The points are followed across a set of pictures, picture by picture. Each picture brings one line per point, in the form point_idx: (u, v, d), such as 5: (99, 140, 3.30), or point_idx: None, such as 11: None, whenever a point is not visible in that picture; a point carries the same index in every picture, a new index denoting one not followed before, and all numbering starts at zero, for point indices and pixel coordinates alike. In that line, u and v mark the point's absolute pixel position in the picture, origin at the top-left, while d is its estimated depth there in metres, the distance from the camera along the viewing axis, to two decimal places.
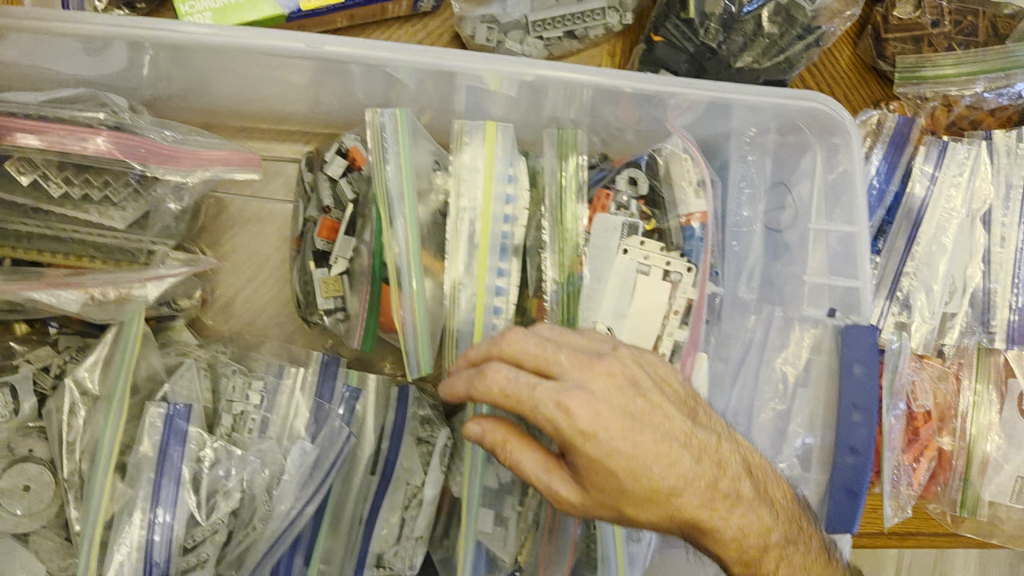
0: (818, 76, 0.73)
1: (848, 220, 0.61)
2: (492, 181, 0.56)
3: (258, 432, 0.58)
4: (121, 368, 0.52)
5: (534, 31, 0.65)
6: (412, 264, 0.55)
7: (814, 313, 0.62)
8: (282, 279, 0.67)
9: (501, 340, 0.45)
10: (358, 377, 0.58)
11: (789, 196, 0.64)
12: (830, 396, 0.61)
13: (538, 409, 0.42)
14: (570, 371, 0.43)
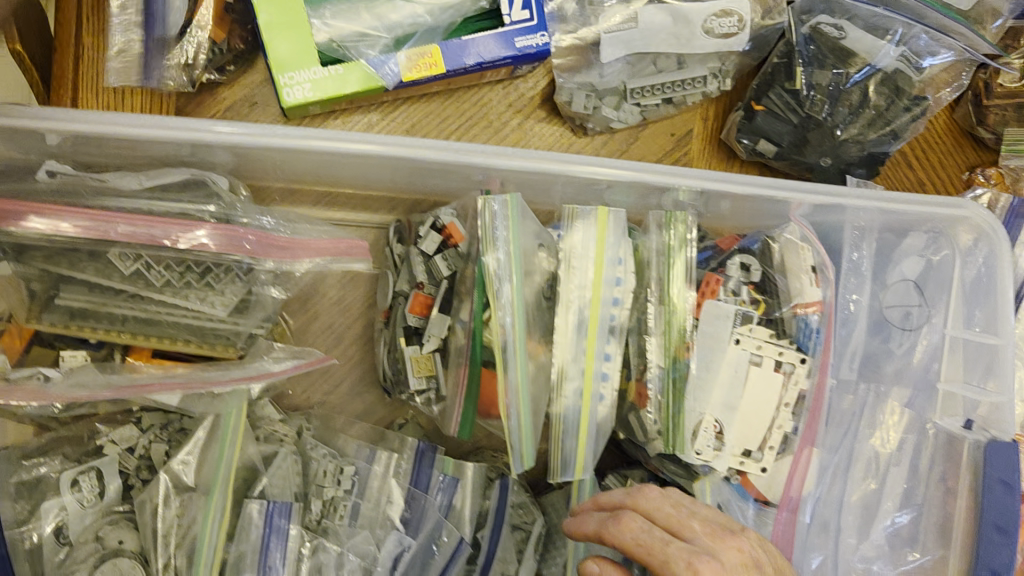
0: (914, 141, 0.71)
1: (992, 334, 0.62)
2: (602, 265, 0.54)
3: (348, 520, 0.55)
4: (220, 462, 0.50)
5: (632, 98, 0.62)
6: (518, 348, 0.53)
7: (950, 424, 0.62)
8: (364, 349, 0.65)
9: (635, 494, 0.46)
10: (455, 466, 0.58)
11: (917, 297, 0.64)
12: (963, 512, 0.60)
13: (668, 560, 0.42)
14: (702, 538, 0.43)
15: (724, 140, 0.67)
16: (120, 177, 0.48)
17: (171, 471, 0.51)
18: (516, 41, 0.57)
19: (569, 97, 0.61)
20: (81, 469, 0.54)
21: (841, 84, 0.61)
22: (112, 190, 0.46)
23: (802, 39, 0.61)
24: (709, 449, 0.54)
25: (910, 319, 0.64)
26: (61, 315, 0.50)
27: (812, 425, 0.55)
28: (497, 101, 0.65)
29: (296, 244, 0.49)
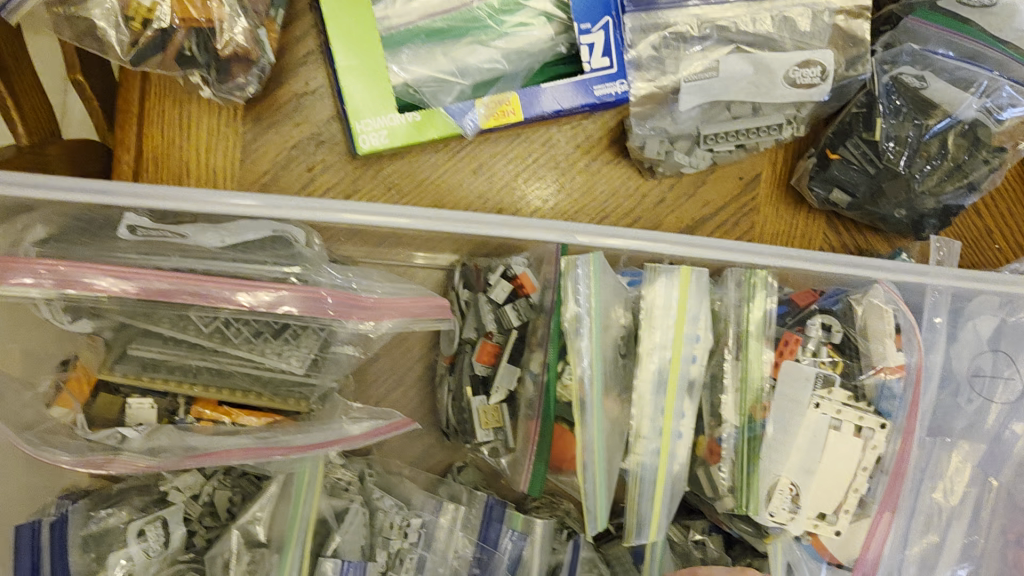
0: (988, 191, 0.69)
1: None
2: (683, 323, 0.54)
3: (414, 573, 0.55)
4: (297, 519, 0.50)
5: (704, 144, 0.61)
6: (596, 405, 0.53)
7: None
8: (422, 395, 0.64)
9: None
10: (523, 521, 0.57)
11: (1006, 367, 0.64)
12: None
13: None
14: None
15: (794, 186, 0.66)
16: (201, 233, 0.47)
17: (243, 526, 0.50)
18: (595, 89, 0.56)
19: (641, 142, 0.60)
20: (148, 519, 0.52)
21: (921, 135, 0.60)
22: (195, 254, 0.46)
23: (884, 90, 0.61)
24: (785, 511, 0.53)
25: (982, 377, 0.64)
26: (134, 365, 0.49)
27: (892, 489, 0.54)
28: (564, 142, 0.64)
29: (377, 304, 0.47)
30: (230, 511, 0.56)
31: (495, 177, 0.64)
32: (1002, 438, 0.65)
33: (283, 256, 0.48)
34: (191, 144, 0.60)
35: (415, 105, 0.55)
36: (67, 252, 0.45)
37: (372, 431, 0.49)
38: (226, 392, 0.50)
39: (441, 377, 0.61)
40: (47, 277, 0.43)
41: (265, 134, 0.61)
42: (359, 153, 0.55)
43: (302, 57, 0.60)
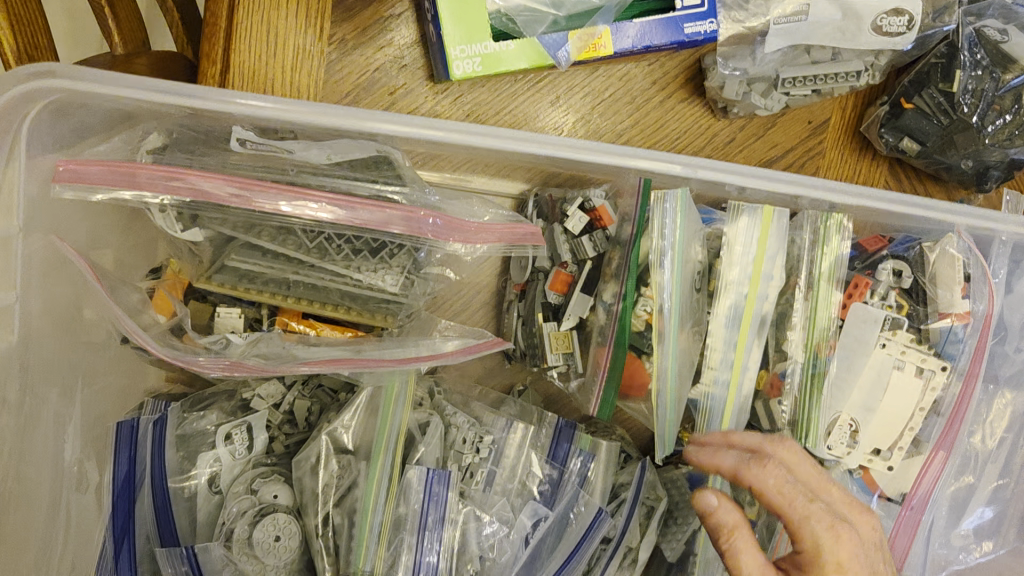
0: None
1: None
2: (762, 260, 0.56)
3: (484, 487, 0.57)
4: (388, 425, 0.53)
5: (782, 87, 0.62)
6: (672, 333, 0.55)
7: None
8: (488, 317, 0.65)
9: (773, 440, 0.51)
10: (590, 441, 0.60)
11: None
12: None
13: (809, 517, 0.48)
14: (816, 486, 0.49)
15: (862, 133, 0.67)
16: (308, 150, 0.48)
17: (333, 432, 0.54)
18: (685, 27, 0.57)
19: (721, 82, 0.61)
20: (234, 423, 0.55)
21: (995, 87, 0.62)
22: (310, 170, 0.47)
23: (968, 41, 0.62)
24: (843, 445, 0.56)
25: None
26: (231, 276, 0.51)
27: (947, 429, 0.57)
28: (641, 78, 0.64)
29: (477, 228, 0.49)
30: (307, 419, 0.59)
31: (571, 110, 0.64)
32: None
33: (388, 175, 0.49)
34: (278, 55, 0.57)
35: (507, 33, 0.56)
36: (185, 163, 0.46)
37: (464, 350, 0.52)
38: (316, 306, 0.52)
39: (511, 303, 0.63)
40: (169, 194, 0.44)
41: (351, 55, 0.60)
42: (450, 78, 0.55)
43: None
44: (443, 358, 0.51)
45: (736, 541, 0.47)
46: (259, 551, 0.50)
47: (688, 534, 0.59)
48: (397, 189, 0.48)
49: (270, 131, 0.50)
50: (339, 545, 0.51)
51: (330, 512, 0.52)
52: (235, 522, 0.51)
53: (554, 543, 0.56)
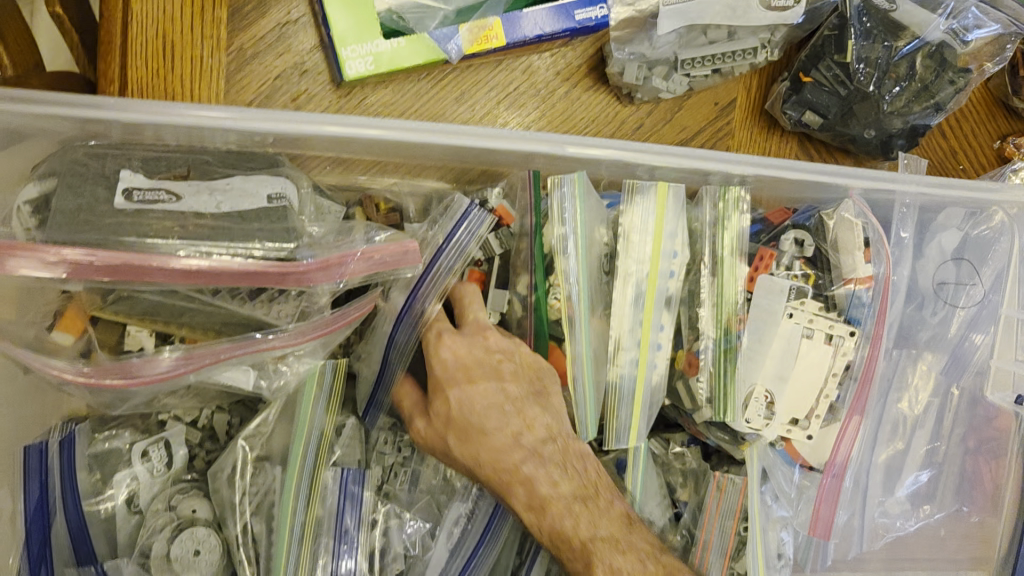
0: (955, 123, 0.73)
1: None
2: (661, 238, 0.56)
3: (409, 486, 0.57)
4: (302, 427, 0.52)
5: (682, 68, 0.63)
6: (584, 312, 0.56)
7: (1000, 397, 0.67)
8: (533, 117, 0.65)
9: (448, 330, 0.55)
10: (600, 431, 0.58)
11: (974, 271, 0.67)
12: (965, 475, 0.70)
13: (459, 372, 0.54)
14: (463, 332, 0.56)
15: (768, 110, 0.69)
16: (196, 196, 0.47)
17: (248, 440, 0.53)
18: (577, 13, 0.60)
19: (622, 66, 0.63)
20: (152, 440, 0.55)
21: (890, 56, 0.63)
22: (190, 228, 0.46)
23: (857, 12, 0.64)
24: (760, 418, 0.57)
25: (941, 305, 0.67)
26: (126, 305, 0.50)
27: (859, 394, 0.57)
28: (545, 70, 0.65)
29: (357, 257, 0.50)
30: (229, 433, 0.58)
31: (479, 105, 0.64)
32: (962, 353, 0.68)
33: (280, 231, 0.47)
34: (179, 66, 0.57)
35: (398, 32, 0.58)
36: (65, 235, 0.44)
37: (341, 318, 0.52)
38: (199, 328, 0.51)
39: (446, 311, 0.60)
40: (49, 256, 0.42)
41: (244, 70, 0.60)
42: (344, 79, 0.57)
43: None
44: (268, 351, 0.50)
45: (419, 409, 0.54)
46: (178, 566, 0.51)
47: None
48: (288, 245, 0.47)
49: (160, 170, 0.49)
50: (260, 554, 0.51)
51: (248, 521, 0.52)
52: (153, 540, 0.51)
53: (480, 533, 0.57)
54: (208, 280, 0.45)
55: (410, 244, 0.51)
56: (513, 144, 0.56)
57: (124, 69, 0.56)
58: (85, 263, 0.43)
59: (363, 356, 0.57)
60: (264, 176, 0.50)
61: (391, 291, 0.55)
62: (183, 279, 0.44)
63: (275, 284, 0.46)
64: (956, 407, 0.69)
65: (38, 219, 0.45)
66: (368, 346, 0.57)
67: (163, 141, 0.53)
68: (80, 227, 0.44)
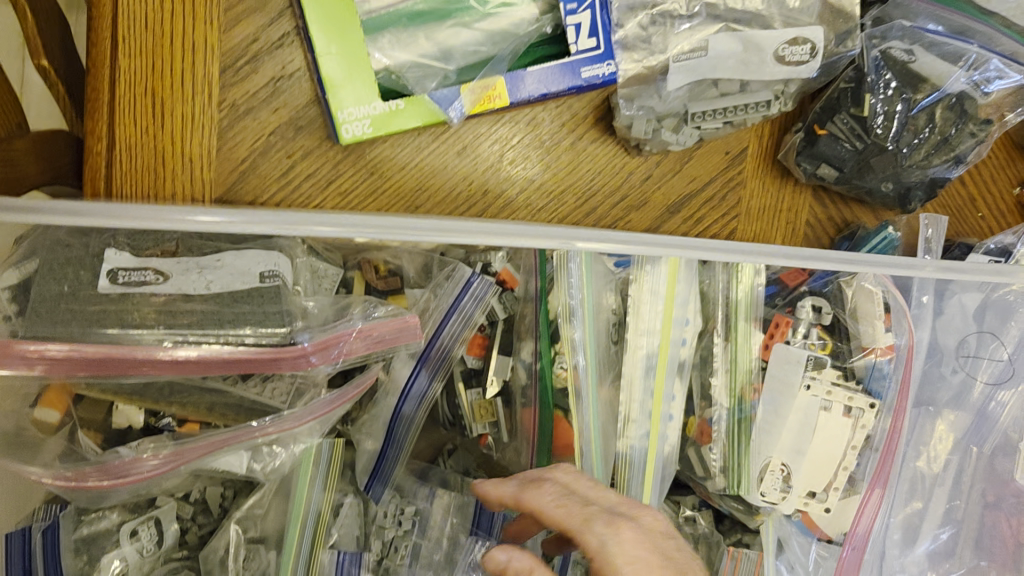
0: (973, 173, 0.69)
1: None
2: (674, 305, 0.54)
3: (409, 562, 0.55)
4: (299, 507, 0.50)
5: (692, 121, 0.62)
6: (591, 384, 0.54)
7: None
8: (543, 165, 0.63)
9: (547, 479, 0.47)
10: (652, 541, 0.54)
11: (994, 338, 0.64)
12: (998, 544, 0.64)
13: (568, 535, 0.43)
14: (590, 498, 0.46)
15: (780, 160, 0.67)
16: (185, 276, 0.46)
17: (241, 522, 0.50)
18: (583, 71, 0.57)
19: (629, 121, 0.61)
20: (140, 520, 0.52)
21: (909, 108, 0.61)
22: (180, 315, 0.44)
23: (874, 64, 0.61)
24: (777, 491, 0.55)
25: (964, 362, 0.64)
26: (112, 390, 0.48)
27: (881, 467, 0.56)
28: (550, 121, 0.62)
29: (354, 336, 0.48)
30: (222, 507, 0.56)
31: (482, 157, 0.62)
32: (986, 414, 0.64)
33: (275, 314, 0.46)
34: (169, 124, 0.56)
35: (397, 91, 0.57)
36: (48, 329, 0.42)
37: (340, 401, 0.50)
38: (189, 408, 0.49)
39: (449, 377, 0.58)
40: (29, 352, 0.40)
41: (243, 126, 0.58)
42: (340, 143, 0.57)
43: (275, 41, 0.56)
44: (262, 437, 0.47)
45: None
46: None
47: None
48: (284, 330, 0.45)
49: (149, 247, 0.47)
50: None
51: None
52: None
53: None
54: (194, 370, 0.43)
55: (413, 319, 0.50)
56: (534, 239, 0.50)
57: (113, 127, 0.54)
58: (68, 356, 0.41)
59: (364, 428, 0.55)
60: (259, 251, 0.48)
61: (393, 363, 0.54)
62: (169, 370, 0.42)
63: (279, 368, 0.44)
64: (980, 469, 0.65)
65: (15, 305, 0.44)
66: (369, 417, 0.55)
67: None
68: (61, 315, 0.43)
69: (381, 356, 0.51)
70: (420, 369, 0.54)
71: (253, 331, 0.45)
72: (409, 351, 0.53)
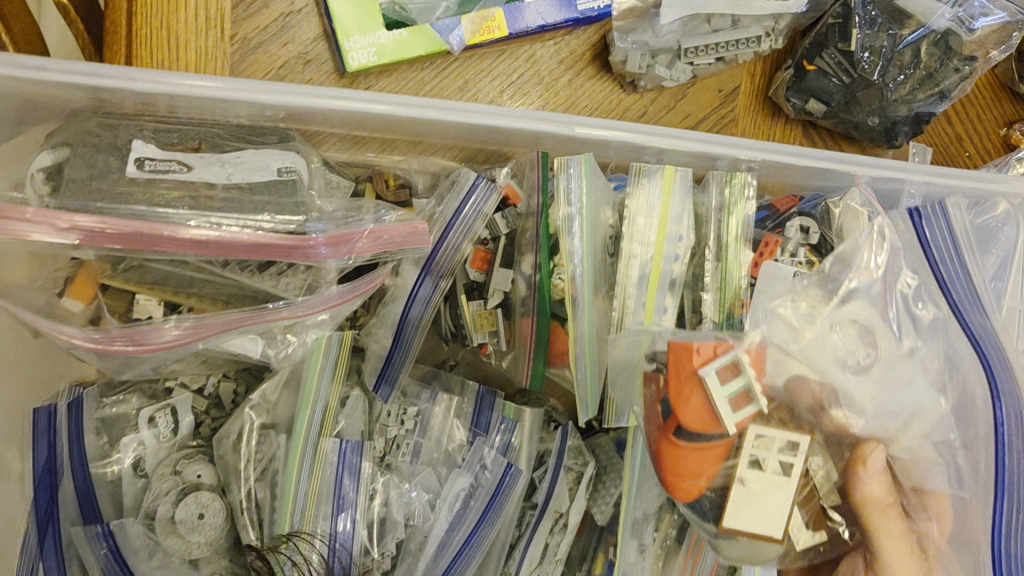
0: (958, 115, 0.73)
1: None
2: (667, 221, 0.58)
3: (410, 458, 0.58)
4: (307, 394, 0.53)
5: (685, 57, 0.65)
6: (586, 286, 0.56)
7: None
8: (550, 94, 0.65)
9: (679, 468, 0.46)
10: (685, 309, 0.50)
11: None
12: None
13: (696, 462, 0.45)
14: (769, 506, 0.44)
15: (772, 98, 0.69)
16: (208, 168, 0.48)
17: (254, 407, 0.54)
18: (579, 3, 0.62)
19: (623, 55, 0.64)
20: (158, 408, 0.55)
21: (894, 45, 0.65)
22: (201, 201, 0.47)
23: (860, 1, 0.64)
24: None
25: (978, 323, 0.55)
26: (137, 274, 0.50)
27: None
28: (548, 58, 0.65)
29: (366, 235, 0.51)
30: (234, 401, 0.58)
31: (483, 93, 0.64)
32: (959, 357, 0.53)
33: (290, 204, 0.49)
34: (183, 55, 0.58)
35: (402, 21, 0.60)
36: (74, 202, 0.45)
37: (349, 294, 0.52)
38: (205, 299, 0.51)
39: (456, 289, 0.62)
40: (66, 222, 0.43)
41: (255, 52, 0.60)
42: (347, 70, 0.60)
43: None
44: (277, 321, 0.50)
45: (861, 484, 0.46)
46: (183, 529, 0.51)
47: (616, 497, 0.61)
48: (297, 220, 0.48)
49: (174, 141, 0.50)
50: (264, 519, 0.52)
51: (252, 486, 0.53)
52: (158, 502, 0.52)
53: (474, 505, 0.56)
54: (216, 251, 0.46)
55: (420, 225, 0.53)
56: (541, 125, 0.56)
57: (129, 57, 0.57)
58: (97, 226, 0.44)
59: (373, 331, 0.58)
60: (275, 149, 0.51)
61: (401, 268, 0.57)
62: (193, 248, 0.45)
63: (294, 258, 0.48)
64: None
65: (51, 185, 0.46)
66: (377, 321, 0.58)
67: (174, 114, 0.53)
68: (92, 195, 0.45)
69: (391, 256, 0.53)
70: (423, 276, 0.57)
71: (272, 221, 0.48)
72: (414, 256, 0.56)
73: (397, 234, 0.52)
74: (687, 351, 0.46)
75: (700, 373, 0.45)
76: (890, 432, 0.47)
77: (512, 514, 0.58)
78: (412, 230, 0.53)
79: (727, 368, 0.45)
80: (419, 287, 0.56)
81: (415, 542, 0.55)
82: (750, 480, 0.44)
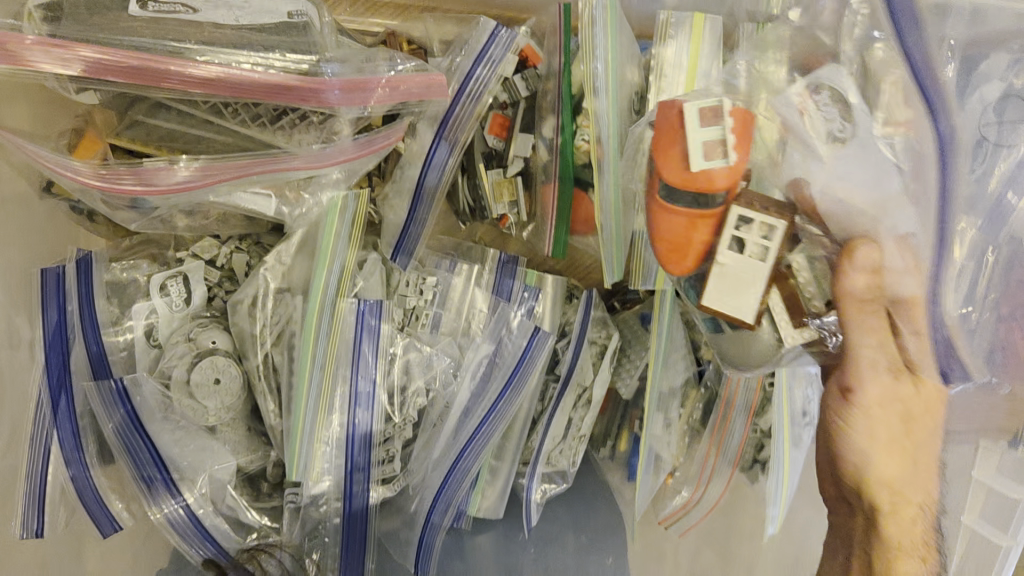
0: None
1: None
2: (696, 77, 0.55)
3: (430, 329, 0.56)
4: (323, 255, 0.51)
5: None
6: (613, 147, 0.54)
7: None
8: None
9: (682, 240, 0.44)
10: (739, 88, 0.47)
11: None
12: None
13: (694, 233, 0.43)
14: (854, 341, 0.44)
15: None
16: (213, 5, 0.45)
17: (267, 269, 0.52)
18: None
19: None
20: (169, 275, 0.53)
21: None
22: (207, 36, 0.44)
23: None
24: None
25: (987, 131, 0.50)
26: (142, 132, 0.48)
27: None
28: None
29: (382, 83, 0.48)
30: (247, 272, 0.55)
31: None
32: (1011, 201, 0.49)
33: (301, 43, 0.46)
34: None
35: None
36: (78, 33, 0.42)
37: (361, 147, 0.50)
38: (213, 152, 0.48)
39: (472, 156, 0.59)
40: (71, 53, 0.42)
41: None
42: None
43: None
44: (290, 171, 0.49)
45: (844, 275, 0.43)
46: (194, 391, 0.49)
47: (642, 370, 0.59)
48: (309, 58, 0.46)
49: None
50: (281, 383, 0.51)
51: (268, 351, 0.51)
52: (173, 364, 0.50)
53: (490, 373, 0.54)
54: (228, 91, 0.45)
55: (438, 77, 0.51)
56: None
57: None
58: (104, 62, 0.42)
59: (390, 198, 0.56)
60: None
61: (416, 128, 0.55)
62: (201, 88, 0.44)
63: (306, 103, 0.46)
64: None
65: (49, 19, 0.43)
66: (393, 188, 0.56)
67: None
68: (94, 25, 0.43)
69: (410, 107, 0.52)
70: (439, 139, 0.54)
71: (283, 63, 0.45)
72: (431, 114, 0.54)
73: (415, 86, 0.50)
74: (674, 109, 0.44)
75: (682, 120, 0.44)
76: (868, 219, 0.43)
77: (534, 385, 0.56)
78: (428, 82, 0.50)
79: (710, 111, 0.44)
80: (435, 151, 0.54)
81: (435, 409, 0.54)
82: (728, 262, 0.43)
